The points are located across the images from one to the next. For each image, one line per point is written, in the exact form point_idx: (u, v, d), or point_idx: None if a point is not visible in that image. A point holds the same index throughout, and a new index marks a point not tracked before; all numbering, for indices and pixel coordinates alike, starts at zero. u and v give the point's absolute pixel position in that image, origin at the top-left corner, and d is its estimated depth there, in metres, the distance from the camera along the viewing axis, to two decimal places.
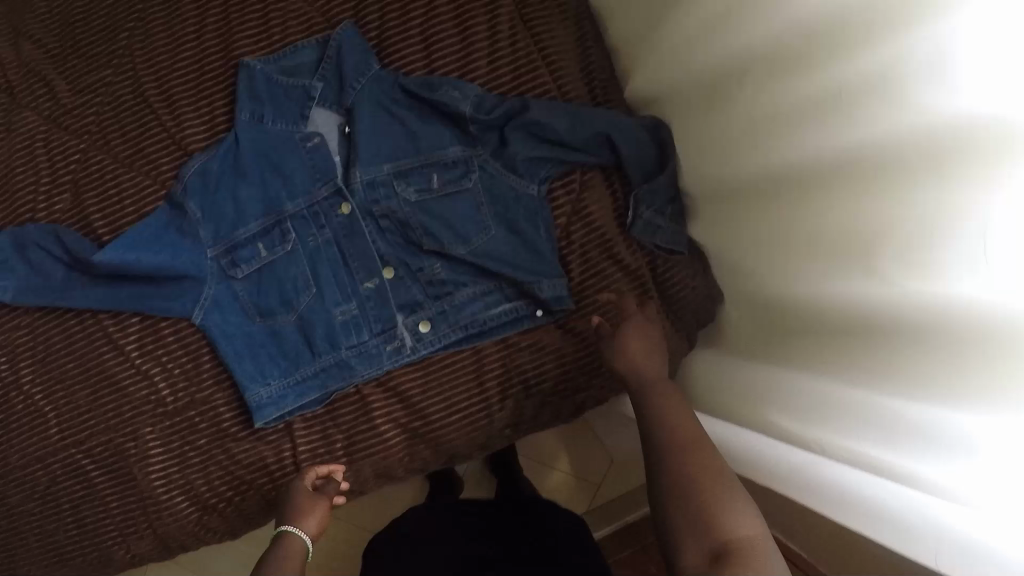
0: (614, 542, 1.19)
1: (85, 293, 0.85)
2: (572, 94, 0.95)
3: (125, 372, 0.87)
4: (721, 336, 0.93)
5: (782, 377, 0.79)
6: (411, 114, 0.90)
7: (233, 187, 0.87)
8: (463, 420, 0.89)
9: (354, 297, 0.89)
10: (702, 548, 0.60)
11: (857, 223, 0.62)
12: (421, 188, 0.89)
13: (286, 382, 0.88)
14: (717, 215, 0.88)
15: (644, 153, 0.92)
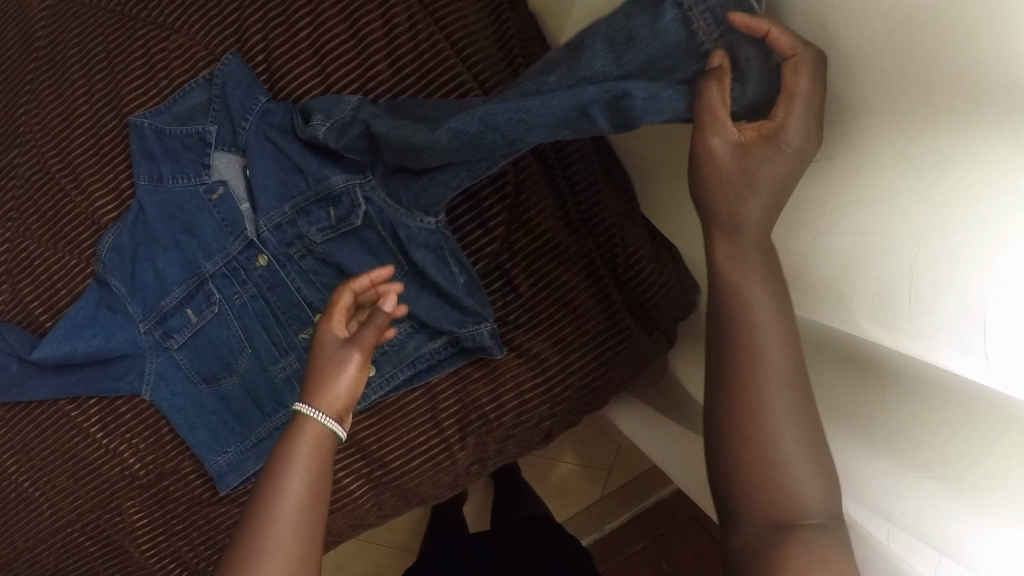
0: (628, 533, 1.20)
1: (39, 384, 0.88)
2: (491, 80, 0.80)
3: (95, 451, 0.89)
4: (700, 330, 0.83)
5: None
6: (296, 149, 0.80)
7: (150, 256, 0.84)
8: (424, 463, 0.84)
9: (290, 350, 0.83)
10: (761, 519, 0.51)
11: (816, 247, 0.51)
12: (323, 227, 0.80)
13: (242, 445, 0.85)
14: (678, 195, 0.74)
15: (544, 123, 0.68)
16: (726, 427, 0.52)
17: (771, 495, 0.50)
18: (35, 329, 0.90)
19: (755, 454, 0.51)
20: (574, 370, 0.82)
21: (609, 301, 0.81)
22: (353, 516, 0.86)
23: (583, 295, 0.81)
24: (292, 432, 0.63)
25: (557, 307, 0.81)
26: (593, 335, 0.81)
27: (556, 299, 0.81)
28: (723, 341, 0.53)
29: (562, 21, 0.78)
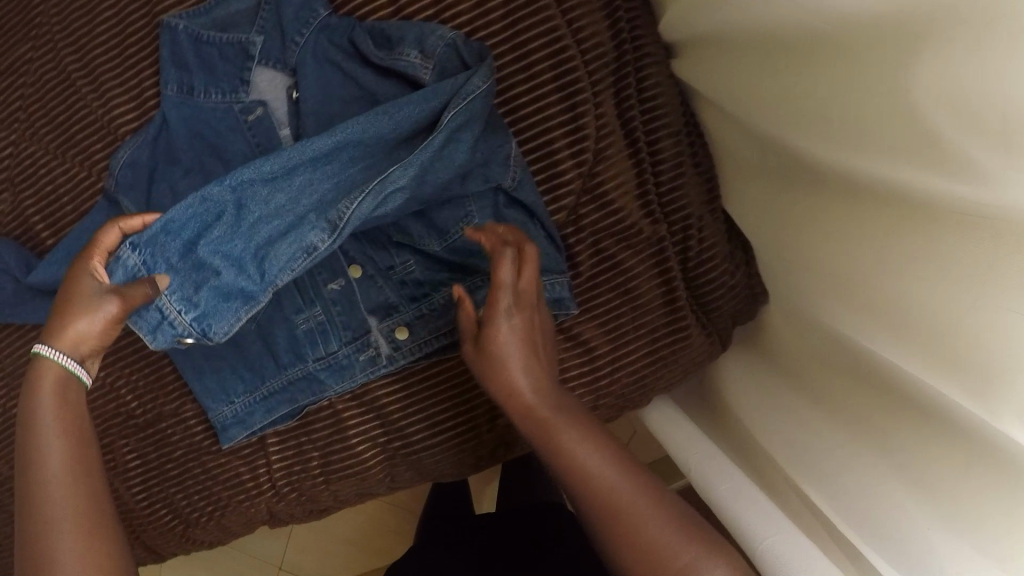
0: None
1: (33, 308, 0.80)
2: (586, 33, 0.72)
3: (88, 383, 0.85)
4: (762, 340, 0.81)
5: (806, 419, 0.69)
6: (370, 72, 0.70)
7: (169, 176, 0.75)
8: (448, 441, 0.76)
9: (317, 301, 0.75)
10: None
11: (932, 309, 0.48)
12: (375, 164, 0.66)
13: (251, 397, 0.79)
14: (766, 197, 0.69)
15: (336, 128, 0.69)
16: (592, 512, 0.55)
17: None
18: (34, 246, 0.83)
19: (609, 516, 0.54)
20: (625, 363, 0.76)
21: (673, 295, 0.76)
22: (362, 486, 0.80)
23: (648, 284, 0.75)
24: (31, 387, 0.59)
25: (616, 293, 0.75)
26: (650, 329, 0.76)
27: (615, 283, 0.75)
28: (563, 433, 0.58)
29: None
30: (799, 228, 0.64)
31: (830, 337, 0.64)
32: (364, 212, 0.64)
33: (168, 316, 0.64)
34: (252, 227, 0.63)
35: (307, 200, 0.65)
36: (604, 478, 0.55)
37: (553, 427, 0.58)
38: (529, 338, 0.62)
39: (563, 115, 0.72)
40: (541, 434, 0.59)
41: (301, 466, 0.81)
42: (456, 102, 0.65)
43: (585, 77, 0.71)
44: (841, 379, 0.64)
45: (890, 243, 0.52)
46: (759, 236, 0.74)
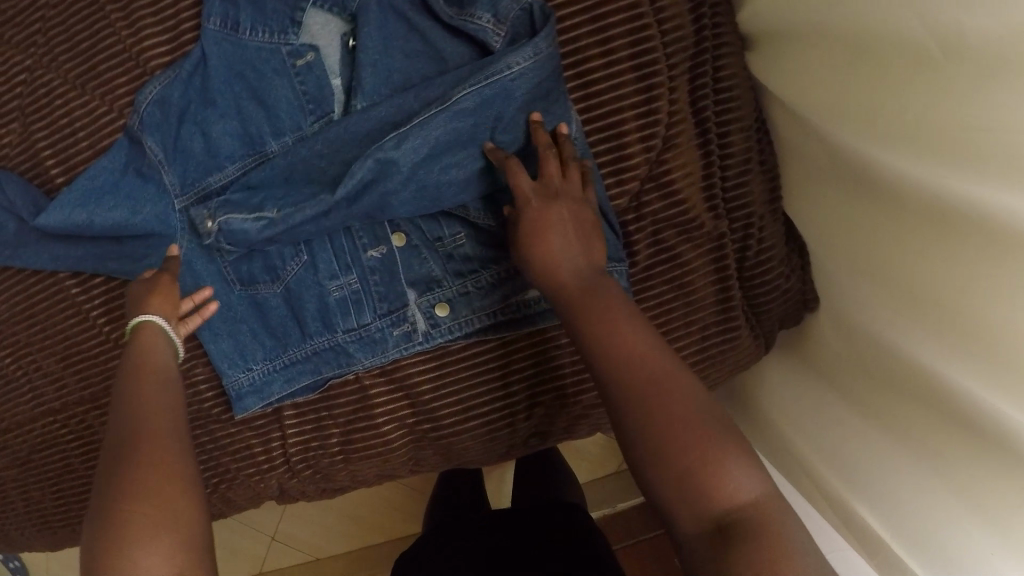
0: (642, 517, 1.10)
1: (43, 251, 0.78)
2: (668, 12, 0.67)
3: (93, 338, 0.81)
4: (804, 346, 0.77)
5: (850, 424, 0.69)
6: (434, 26, 0.64)
7: (203, 118, 0.69)
8: (481, 428, 0.72)
9: (353, 268, 0.70)
10: (696, 516, 0.48)
11: (1009, 329, 0.48)
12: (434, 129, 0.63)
13: (272, 364, 0.74)
14: (825, 197, 0.67)
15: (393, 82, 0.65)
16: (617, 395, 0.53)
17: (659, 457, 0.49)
18: (46, 186, 0.78)
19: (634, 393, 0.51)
20: None
21: (728, 295, 0.73)
22: (384, 466, 0.76)
23: (703, 280, 0.72)
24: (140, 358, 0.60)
25: (670, 287, 0.71)
26: (700, 326, 0.73)
27: (669, 276, 0.71)
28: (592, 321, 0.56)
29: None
30: (850, 228, 0.65)
31: (875, 344, 0.64)
32: (375, 161, 0.63)
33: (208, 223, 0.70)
34: (307, 190, 0.68)
35: (335, 145, 0.66)
36: (651, 360, 0.53)
37: (586, 314, 0.56)
38: (573, 220, 0.60)
39: (636, 95, 0.67)
40: (574, 312, 0.57)
41: (320, 442, 0.76)
42: (476, 80, 0.62)
43: (663, 59, 0.67)
44: (883, 387, 0.64)
45: (938, 247, 0.53)
46: (812, 236, 0.71)
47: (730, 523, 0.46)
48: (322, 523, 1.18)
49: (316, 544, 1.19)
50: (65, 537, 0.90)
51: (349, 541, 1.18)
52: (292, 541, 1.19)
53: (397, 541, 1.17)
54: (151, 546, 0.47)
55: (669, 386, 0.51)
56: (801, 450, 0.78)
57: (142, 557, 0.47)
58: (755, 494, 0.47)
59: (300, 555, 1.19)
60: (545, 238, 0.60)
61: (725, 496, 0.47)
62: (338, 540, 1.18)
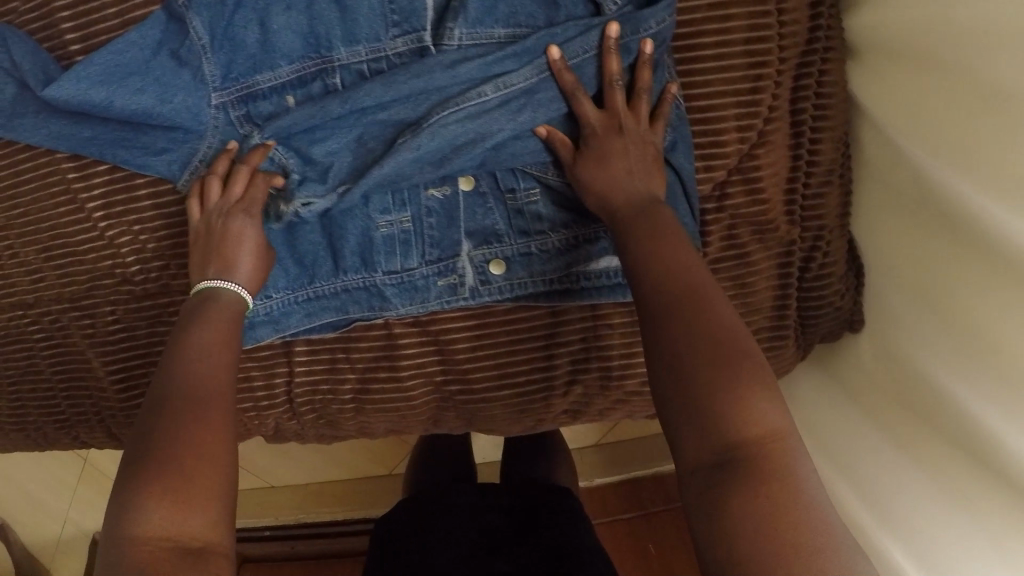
0: (621, 497, 1.01)
1: (44, 124, 0.70)
2: (790, 5, 0.63)
3: (83, 233, 0.73)
4: (834, 361, 0.74)
5: (871, 436, 0.67)
6: None
7: (266, 9, 0.62)
8: (513, 397, 0.68)
9: (409, 206, 0.63)
10: (708, 443, 0.41)
11: None
12: (527, 85, 0.58)
13: (292, 296, 0.66)
14: (891, 220, 0.65)
15: (494, 13, 0.59)
16: (650, 308, 0.47)
17: (684, 373, 0.42)
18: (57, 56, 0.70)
19: (675, 306, 0.46)
20: None
21: (785, 303, 0.69)
22: (397, 422, 0.71)
23: (766, 284, 0.68)
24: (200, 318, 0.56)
25: (732, 285, 0.67)
26: (755, 331, 0.70)
27: (734, 275, 0.67)
28: (641, 243, 0.51)
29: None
30: (905, 245, 0.63)
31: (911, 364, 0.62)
32: (456, 112, 0.58)
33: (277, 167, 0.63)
34: (366, 127, 0.61)
35: (416, 86, 0.59)
36: (690, 275, 0.47)
37: (644, 236, 0.51)
38: (640, 152, 0.56)
39: (742, 82, 0.63)
40: (625, 238, 0.52)
41: (331, 387, 0.69)
42: (577, 46, 0.58)
43: (776, 51, 0.63)
44: (910, 408, 0.62)
45: (991, 255, 0.52)
46: (869, 254, 0.68)
47: (740, 452, 0.40)
48: (282, 454, 1.09)
49: (272, 473, 1.10)
50: (20, 439, 0.83)
51: (309, 475, 1.10)
52: (250, 467, 1.09)
53: (360, 482, 1.08)
54: (163, 509, 0.45)
55: (703, 306, 0.45)
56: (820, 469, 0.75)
57: (154, 518, 0.44)
58: (775, 428, 0.40)
59: (255, 481, 1.10)
60: (596, 165, 0.56)
61: (744, 423, 0.40)
62: (297, 471, 1.10)
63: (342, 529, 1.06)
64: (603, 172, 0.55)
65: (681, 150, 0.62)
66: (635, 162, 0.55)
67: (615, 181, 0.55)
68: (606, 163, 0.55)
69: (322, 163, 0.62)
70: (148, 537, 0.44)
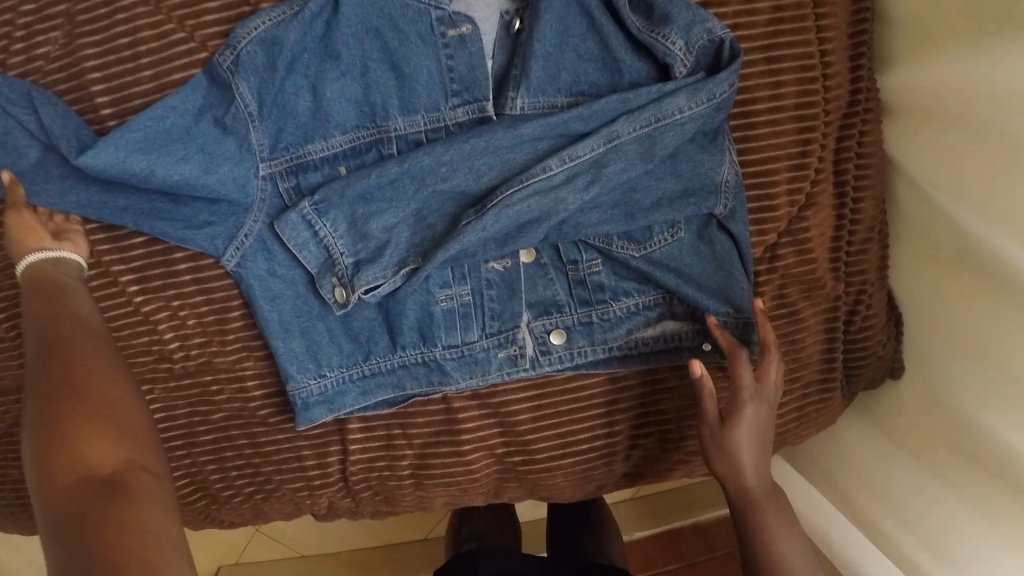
0: (664, 548, 1.01)
1: (68, 193, 0.61)
2: (833, 70, 0.61)
3: (116, 308, 0.67)
4: (873, 409, 0.72)
5: (916, 510, 0.67)
6: (620, 29, 0.57)
7: (317, 77, 0.58)
8: (576, 465, 0.67)
9: (468, 279, 0.63)
10: None
11: None
12: (596, 166, 0.57)
13: (347, 373, 0.65)
14: (939, 282, 0.62)
15: (556, 83, 0.58)
16: None
17: None
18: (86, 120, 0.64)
19: None
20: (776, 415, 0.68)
21: (832, 357, 0.69)
22: (456, 496, 0.70)
23: (813, 340, 0.67)
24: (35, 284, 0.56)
25: (781, 343, 0.66)
26: (804, 385, 0.68)
27: (783, 334, 0.66)
28: (751, 526, 0.56)
29: (925, 22, 0.58)
30: (932, 289, 0.63)
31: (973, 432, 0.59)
32: (528, 189, 0.56)
33: (326, 246, 0.61)
34: (425, 201, 0.60)
35: (481, 162, 0.58)
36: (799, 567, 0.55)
37: (762, 514, 0.56)
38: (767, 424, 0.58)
39: (791, 145, 0.62)
40: (747, 513, 0.57)
41: (388, 464, 0.68)
42: (643, 120, 0.56)
43: (822, 116, 0.62)
44: (968, 475, 0.61)
45: None
46: (915, 312, 0.66)
47: None
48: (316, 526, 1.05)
49: (305, 540, 1.05)
50: None
51: (342, 543, 1.06)
52: (280, 536, 1.05)
53: (396, 548, 1.06)
54: (96, 438, 0.47)
55: None
56: (874, 518, 0.73)
57: (90, 448, 0.47)
58: None
59: (285, 552, 1.05)
60: (744, 446, 0.57)
61: None
62: (332, 540, 1.06)
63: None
64: (741, 444, 0.57)
65: (740, 218, 0.61)
66: (765, 440, 0.58)
67: (748, 455, 0.57)
68: (746, 436, 0.57)
69: (381, 238, 0.61)
70: (89, 468, 0.46)
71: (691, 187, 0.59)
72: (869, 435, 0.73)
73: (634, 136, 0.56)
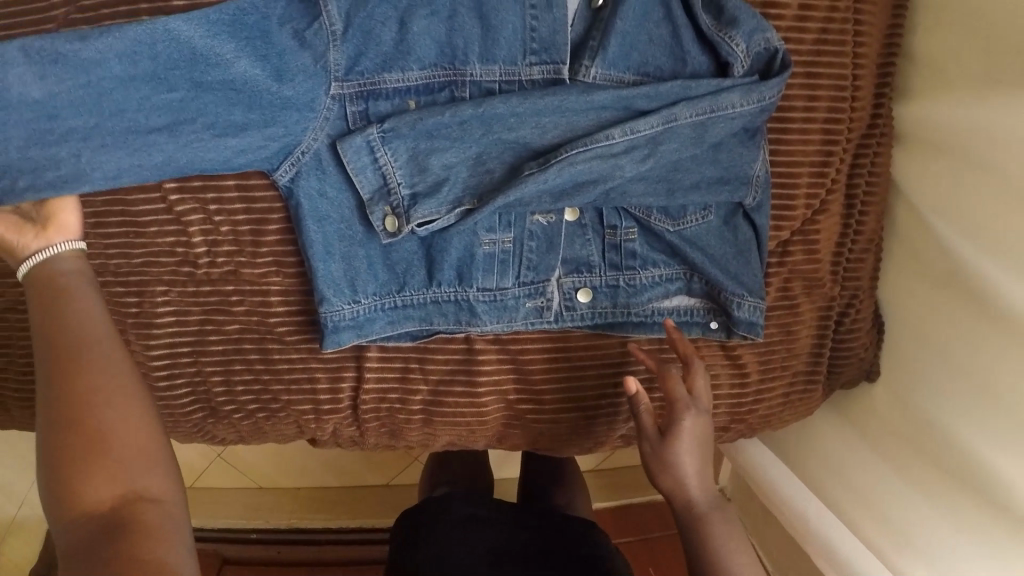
0: (620, 520, 1.06)
1: (92, 169, 0.60)
2: (860, 96, 0.70)
3: (148, 203, 0.67)
4: (850, 408, 0.81)
5: (872, 488, 0.76)
6: (687, 24, 0.64)
7: (407, 11, 0.62)
8: (580, 419, 0.72)
9: (513, 227, 0.66)
10: None
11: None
12: (652, 141, 0.62)
13: (380, 302, 0.67)
14: (918, 292, 0.73)
15: (632, 61, 0.63)
16: None
17: None
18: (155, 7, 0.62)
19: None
20: (765, 400, 0.75)
21: (819, 354, 0.76)
22: (462, 436, 0.73)
23: (805, 333, 0.75)
24: (60, 273, 0.54)
25: (778, 332, 0.74)
26: (791, 374, 0.76)
27: (784, 323, 0.73)
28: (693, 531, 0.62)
29: (947, 71, 0.69)
30: (912, 302, 0.74)
31: (928, 416, 0.70)
32: (593, 152, 0.61)
33: (384, 173, 0.64)
34: (487, 147, 0.63)
35: (549, 119, 0.62)
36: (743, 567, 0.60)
37: (703, 523, 0.62)
38: (704, 432, 0.64)
39: (815, 155, 0.70)
40: (692, 519, 0.62)
41: (401, 397, 0.70)
42: (700, 107, 0.62)
43: (845, 134, 0.70)
44: (920, 458, 0.70)
45: (998, 314, 0.62)
46: (896, 318, 0.76)
47: None
48: (277, 457, 1.04)
49: (267, 474, 1.05)
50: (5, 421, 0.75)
51: (303, 479, 1.06)
52: (241, 465, 1.04)
53: (358, 489, 1.06)
54: (94, 479, 0.45)
55: None
56: (833, 496, 0.81)
57: (87, 488, 0.45)
58: None
59: (244, 481, 1.05)
60: (682, 455, 0.63)
61: None
62: (291, 476, 1.06)
63: (334, 538, 1.02)
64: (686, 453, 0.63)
65: (764, 212, 0.68)
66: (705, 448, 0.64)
67: (689, 465, 0.63)
68: (689, 447, 0.63)
69: (441, 175, 0.64)
70: (89, 505, 0.45)
71: (727, 176, 0.66)
72: (836, 425, 0.82)
73: (689, 121, 0.62)
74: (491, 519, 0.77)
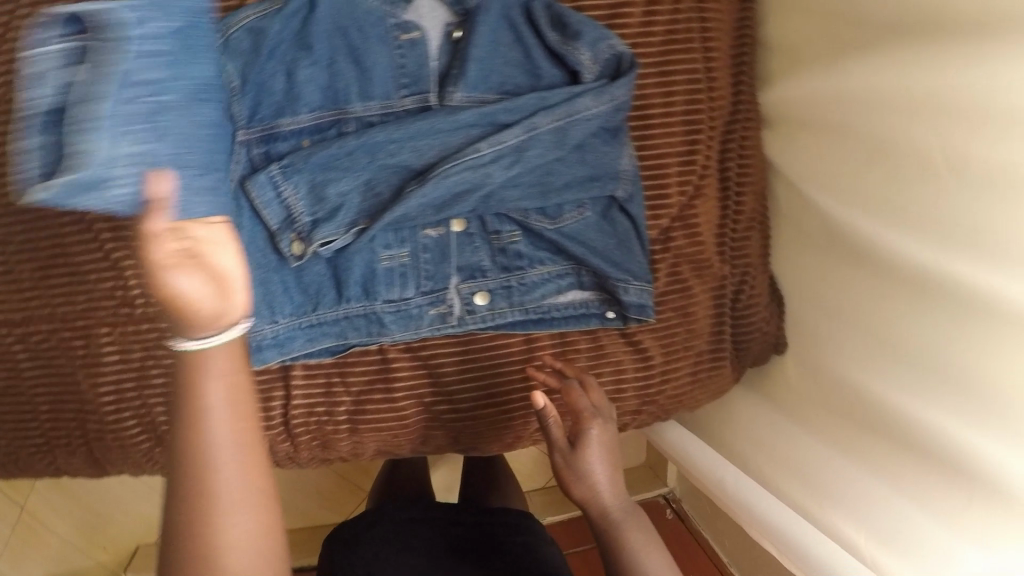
0: (568, 532, 1.09)
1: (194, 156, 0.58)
2: (717, 88, 0.77)
3: (88, 253, 0.75)
4: (772, 383, 0.83)
5: (788, 451, 0.79)
6: (539, 45, 0.72)
7: (291, 61, 0.70)
8: (495, 414, 0.77)
9: (408, 242, 0.73)
10: None
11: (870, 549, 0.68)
12: (517, 151, 0.69)
13: (296, 322, 0.73)
14: (800, 256, 0.78)
15: (494, 81, 0.71)
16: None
17: None
18: None
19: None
20: (673, 380, 0.79)
21: (721, 332, 0.80)
22: (388, 442, 0.78)
23: (702, 312, 0.79)
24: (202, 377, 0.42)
25: (675, 314, 0.78)
26: (695, 354, 0.79)
27: (679, 305, 0.78)
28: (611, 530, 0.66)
29: (800, 54, 0.76)
30: (800, 268, 0.78)
31: (823, 366, 0.74)
32: (464, 163, 0.68)
33: (289, 207, 0.70)
34: (375, 173, 0.70)
35: (423, 142, 0.69)
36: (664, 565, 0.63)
37: (620, 529, 0.65)
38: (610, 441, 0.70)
39: (680, 145, 0.76)
40: (607, 522, 0.66)
41: (327, 409, 0.76)
42: (558, 114, 0.69)
43: (707, 122, 0.76)
44: (822, 408, 0.74)
45: (859, 256, 0.68)
46: (790, 288, 0.80)
47: None
48: None
49: None
50: None
51: None
52: None
53: (317, 525, 1.10)
54: None
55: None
56: (753, 461, 0.84)
57: None
58: None
59: None
60: (592, 463, 0.68)
61: None
62: None
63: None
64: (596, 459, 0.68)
65: (637, 202, 0.73)
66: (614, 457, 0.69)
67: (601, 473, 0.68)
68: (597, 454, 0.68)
69: (337, 202, 0.71)
70: None
71: (597, 174, 0.72)
72: (761, 404, 0.85)
73: (550, 126, 0.69)
74: (430, 521, 0.82)
